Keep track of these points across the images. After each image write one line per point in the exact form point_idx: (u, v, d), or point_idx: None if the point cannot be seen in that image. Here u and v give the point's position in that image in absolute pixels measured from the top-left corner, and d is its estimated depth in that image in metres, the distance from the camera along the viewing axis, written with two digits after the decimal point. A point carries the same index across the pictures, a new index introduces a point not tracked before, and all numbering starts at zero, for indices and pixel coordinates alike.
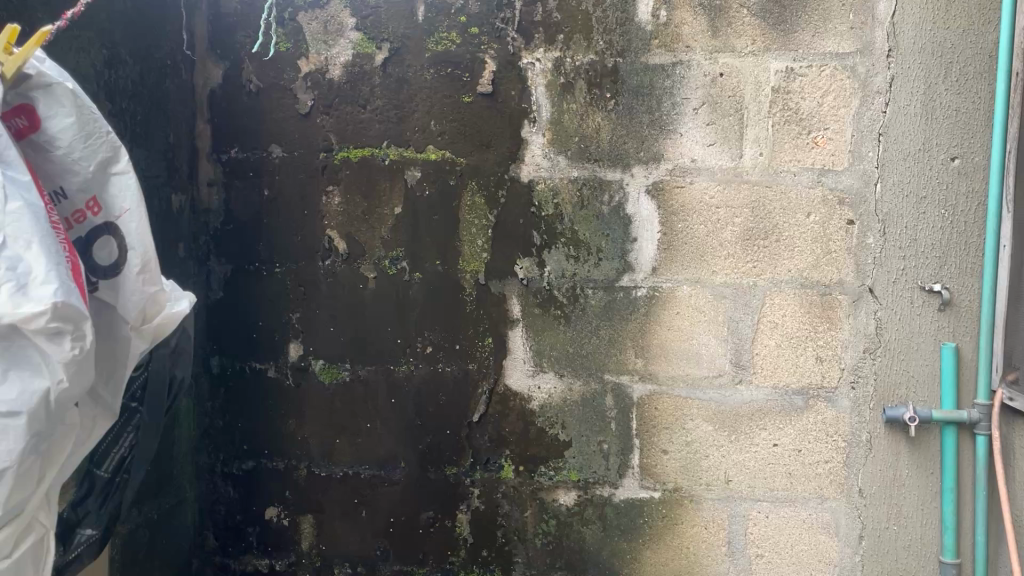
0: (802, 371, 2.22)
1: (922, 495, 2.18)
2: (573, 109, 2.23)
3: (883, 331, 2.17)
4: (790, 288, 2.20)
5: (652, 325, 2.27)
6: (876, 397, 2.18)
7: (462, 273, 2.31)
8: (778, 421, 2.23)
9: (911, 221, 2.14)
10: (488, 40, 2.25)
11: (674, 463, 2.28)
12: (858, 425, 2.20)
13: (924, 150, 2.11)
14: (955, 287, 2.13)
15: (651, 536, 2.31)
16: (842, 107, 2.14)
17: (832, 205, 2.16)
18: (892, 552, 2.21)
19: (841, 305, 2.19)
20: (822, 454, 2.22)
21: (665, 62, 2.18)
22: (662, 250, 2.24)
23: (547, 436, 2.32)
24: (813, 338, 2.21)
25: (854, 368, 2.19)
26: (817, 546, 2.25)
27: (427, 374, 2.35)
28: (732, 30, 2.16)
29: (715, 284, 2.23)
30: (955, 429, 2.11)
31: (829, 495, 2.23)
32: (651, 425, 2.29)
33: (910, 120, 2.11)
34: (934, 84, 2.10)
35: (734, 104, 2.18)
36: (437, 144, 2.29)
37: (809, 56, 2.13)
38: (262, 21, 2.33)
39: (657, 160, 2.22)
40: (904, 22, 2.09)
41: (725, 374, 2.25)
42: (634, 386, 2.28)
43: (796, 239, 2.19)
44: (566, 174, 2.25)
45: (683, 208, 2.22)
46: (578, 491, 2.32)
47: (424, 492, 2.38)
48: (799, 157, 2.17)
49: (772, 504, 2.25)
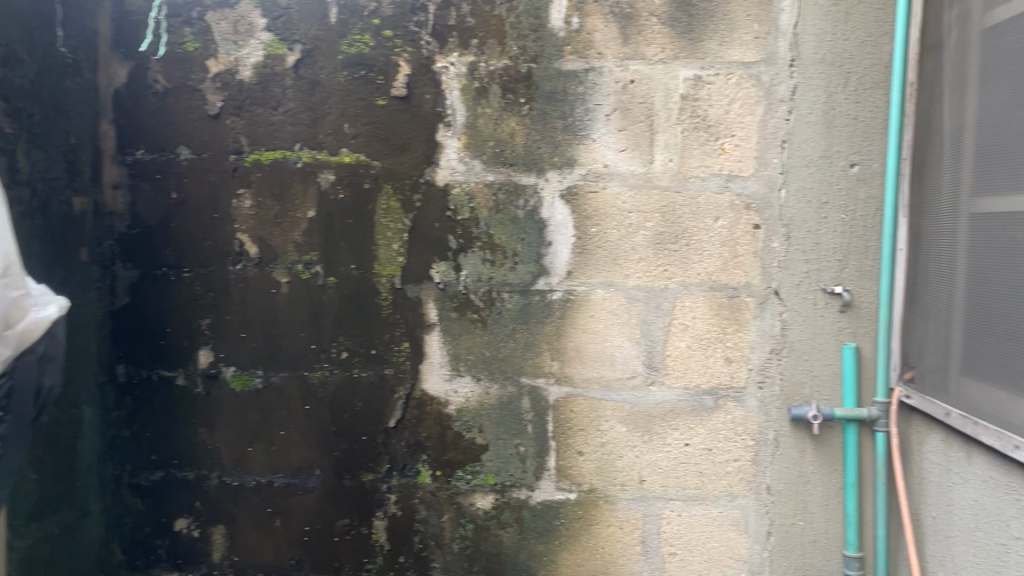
0: (712, 372, 2.27)
1: (826, 491, 2.25)
2: (488, 114, 2.24)
3: (789, 332, 2.24)
4: (699, 291, 2.25)
5: (567, 328, 2.29)
6: (782, 396, 2.25)
7: (377, 278, 2.29)
8: (690, 422, 2.28)
9: (813, 226, 2.21)
10: (402, 43, 2.24)
11: (590, 465, 2.31)
12: (765, 424, 2.26)
13: (825, 157, 2.19)
14: (855, 288, 2.21)
15: (568, 537, 2.33)
16: (748, 114, 2.21)
17: (739, 210, 2.23)
18: (799, 547, 2.27)
19: (748, 307, 2.25)
20: (731, 453, 2.28)
21: (577, 68, 2.21)
22: (577, 254, 2.27)
23: (464, 440, 2.32)
24: (723, 339, 2.27)
25: (761, 368, 2.26)
26: (727, 543, 2.30)
27: (342, 380, 2.32)
28: (642, 38, 2.20)
29: (628, 287, 2.26)
30: (856, 426, 2.20)
31: (738, 493, 2.28)
32: (567, 427, 2.31)
33: (811, 127, 2.19)
34: (834, 93, 2.17)
35: (645, 110, 2.22)
36: (350, 147, 2.27)
37: (716, 65, 2.19)
38: (151, 19, 2.29)
39: (570, 165, 2.25)
40: (806, 33, 2.17)
41: (638, 376, 2.29)
42: (550, 389, 2.30)
43: (705, 243, 2.24)
44: (481, 178, 2.26)
45: (596, 213, 2.25)
46: (495, 495, 2.32)
47: (340, 499, 2.35)
48: (707, 163, 2.23)
49: (684, 502, 2.30)
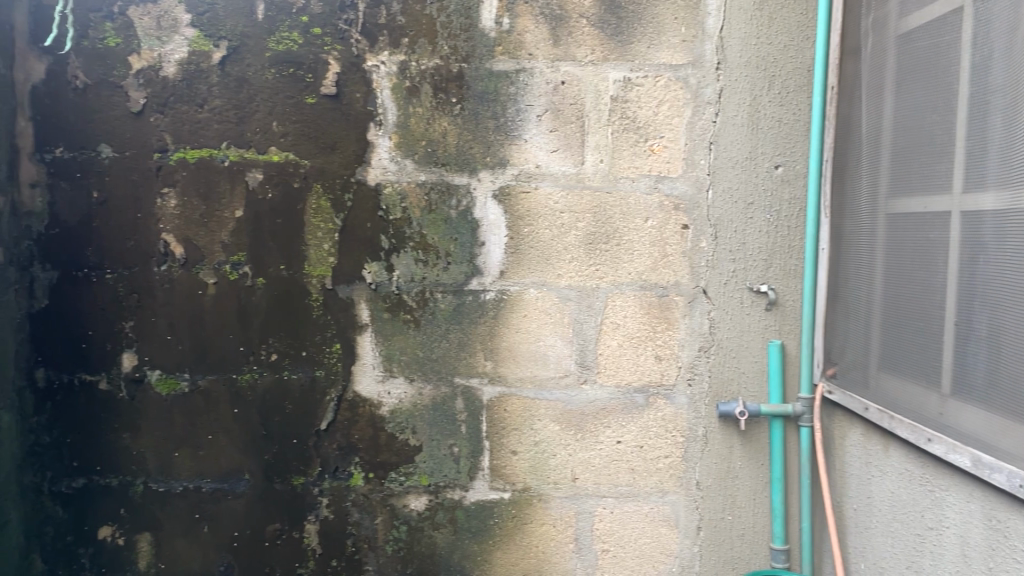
0: (643, 370, 2.30)
1: (754, 486, 2.30)
2: (420, 113, 2.24)
3: (716, 330, 2.28)
4: (630, 290, 2.28)
5: (501, 327, 2.29)
6: (710, 393, 2.30)
7: (307, 278, 2.27)
8: (621, 419, 2.31)
9: (740, 226, 2.26)
10: (332, 41, 2.22)
11: (523, 464, 2.32)
12: (694, 421, 2.30)
13: (751, 158, 2.24)
14: (780, 287, 2.27)
15: (502, 537, 2.33)
16: (676, 116, 2.24)
17: (668, 210, 2.26)
18: (728, 541, 2.32)
19: (678, 306, 2.29)
20: (662, 450, 2.31)
21: (509, 69, 2.22)
22: (510, 254, 2.27)
23: (397, 442, 2.31)
24: (653, 338, 2.30)
25: (690, 365, 2.30)
26: (658, 539, 2.34)
27: (271, 382, 2.29)
28: (572, 39, 2.22)
29: (561, 287, 2.28)
30: (782, 421, 2.25)
31: (669, 489, 2.32)
32: (501, 427, 2.31)
33: (737, 130, 2.23)
34: (758, 96, 2.22)
35: (576, 112, 2.25)
36: (279, 145, 2.24)
37: (645, 67, 2.23)
38: (58, 13, 2.22)
39: (503, 165, 2.25)
40: (731, 37, 2.21)
41: (571, 375, 2.30)
42: (484, 388, 2.30)
43: (635, 243, 2.27)
44: (413, 178, 2.24)
45: (528, 213, 2.26)
46: (429, 496, 2.32)
47: (271, 504, 2.31)
48: (637, 164, 2.26)
49: (616, 499, 2.32)
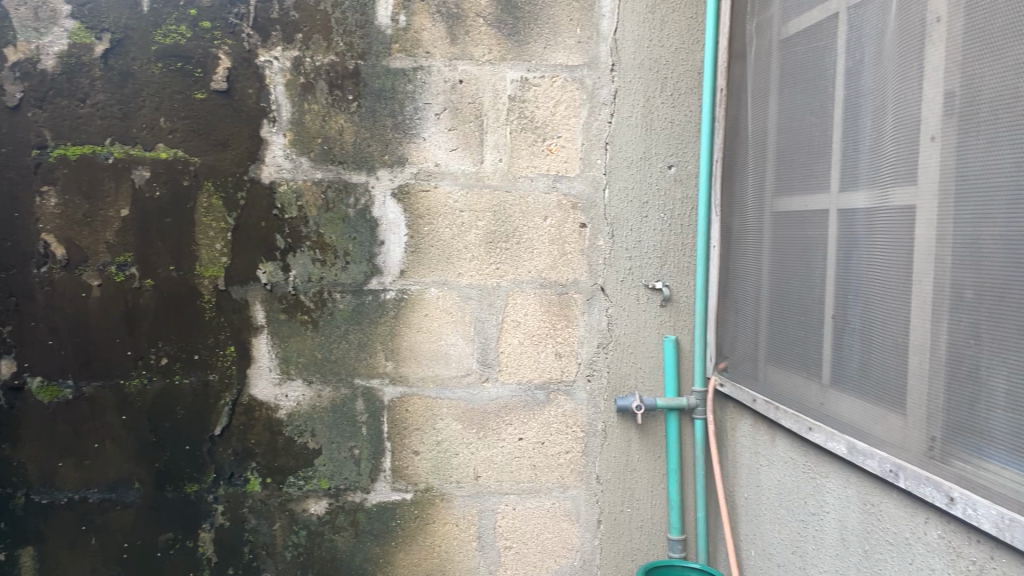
0: (543, 367, 2.33)
1: (651, 478, 2.37)
2: (315, 110, 2.20)
3: (614, 326, 2.34)
4: (530, 288, 2.30)
5: (401, 327, 2.27)
6: (608, 388, 2.35)
7: (199, 279, 2.20)
8: (523, 417, 2.33)
9: (635, 225, 2.32)
10: (222, 35, 2.17)
11: (425, 464, 2.31)
12: (594, 415, 2.34)
13: (645, 158, 2.31)
14: (674, 283, 2.35)
15: (405, 538, 2.32)
16: (572, 116, 2.28)
17: (567, 209, 2.29)
18: (627, 533, 2.37)
19: (577, 303, 2.32)
20: (563, 446, 2.34)
21: (406, 67, 2.21)
22: (410, 253, 2.26)
23: (295, 445, 2.26)
24: (553, 335, 2.33)
25: (589, 362, 2.34)
26: (560, 533, 2.37)
27: (162, 387, 2.21)
28: (469, 38, 2.23)
29: (461, 286, 2.28)
30: (677, 414, 2.32)
31: (570, 484, 2.35)
32: (402, 428, 2.29)
33: (632, 130, 2.29)
34: (652, 97, 2.29)
35: (474, 111, 2.25)
36: (167, 142, 2.17)
37: (541, 67, 2.25)
38: None
39: (402, 164, 2.24)
40: (625, 39, 2.26)
41: (473, 373, 2.30)
42: (385, 389, 2.28)
43: (535, 241, 2.30)
44: (308, 176, 2.21)
45: (427, 212, 2.25)
46: (329, 499, 2.29)
47: (163, 513, 2.23)
48: (535, 163, 2.28)
49: (519, 496, 2.34)
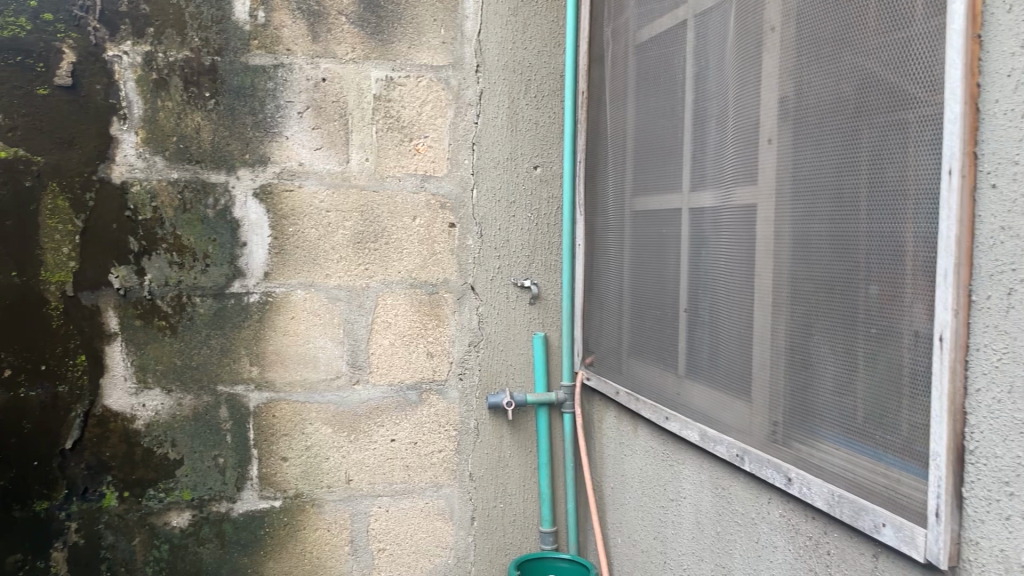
0: (414, 367, 2.32)
1: (523, 473, 2.41)
2: (169, 107, 2.12)
3: (484, 325, 2.36)
4: (400, 288, 2.29)
5: (266, 331, 2.22)
6: (480, 386, 2.37)
7: (45, 285, 2.08)
8: (394, 418, 2.31)
9: (503, 224, 2.36)
10: (66, 28, 2.06)
11: (294, 470, 2.26)
12: (465, 414, 2.36)
13: (511, 159, 2.35)
14: (542, 281, 2.41)
15: (273, 546, 2.26)
16: (439, 116, 2.29)
17: (435, 209, 2.30)
18: (500, 528, 2.41)
19: (447, 303, 2.33)
20: (435, 445, 2.35)
21: (266, 64, 2.16)
22: (274, 254, 2.21)
23: (155, 456, 2.18)
24: (424, 334, 2.33)
25: (460, 360, 2.35)
26: (434, 532, 2.37)
27: (5, 401, 2.07)
28: (331, 37, 2.20)
29: (329, 287, 2.24)
30: (547, 408, 2.38)
31: (443, 483, 2.36)
32: (269, 434, 2.24)
33: (498, 131, 2.33)
34: (516, 99, 2.34)
35: (338, 109, 2.22)
36: (6, 141, 2.04)
37: (406, 67, 2.25)
38: None
39: (263, 163, 2.18)
40: (488, 41, 2.30)
41: (342, 376, 2.27)
42: (250, 395, 2.22)
43: (404, 241, 2.29)
44: (164, 176, 2.13)
45: (292, 212, 2.21)
46: (193, 511, 2.21)
47: (9, 534, 2.10)
48: (402, 163, 2.27)
49: (392, 497, 2.33)
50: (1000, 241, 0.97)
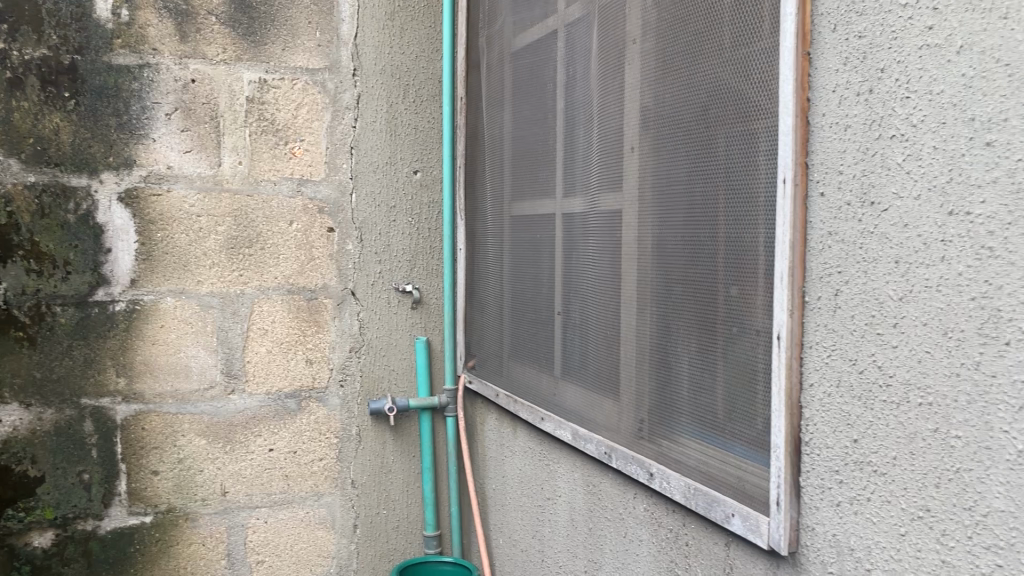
0: (293, 375, 2.28)
1: (406, 478, 2.41)
2: (25, 108, 2.02)
3: (365, 330, 2.34)
4: (277, 295, 2.25)
5: (134, 341, 2.13)
6: (361, 392, 2.35)
7: None
8: (272, 427, 2.27)
9: (383, 229, 2.35)
10: None
11: (166, 484, 2.18)
12: (347, 420, 2.34)
13: (390, 163, 2.35)
14: (423, 286, 2.42)
15: (144, 563, 2.18)
16: (315, 120, 2.26)
17: (313, 213, 2.27)
18: (384, 534, 2.40)
19: (327, 309, 2.30)
20: (316, 453, 2.31)
21: (130, 63, 2.09)
22: (141, 261, 2.13)
23: (12, 475, 2.06)
24: (302, 341, 2.29)
25: (341, 367, 2.32)
26: (315, 542, 2.33)
27: None
28: (201, 37, 2.15)
29: (201, 294, 2.18)
30: (429, 413, 2.39)
31: (325, 491, 2.33)
32: (138, 447, 2.15)
33: (377, 135, 2.32)
34: (395, 103, 2.34)
35: (209, 111, 2.16)
36: None
37: (280, 69, 2.22)
38: None
39: (129, 167, 2.11)
40: (365, 45, 2.29)
41: (216, 386, 2.21)
42: (117, 407, 2.13)
43: (280, 246, 2.25)
44: (19, 180, 2.02)
45: (160, 217, 2.14)
46: (56, 531, 2.10)
47: None
48: (278, 166, 2.23)
49: (270, 508, 2.28)
50: (827, 246, 1.05)
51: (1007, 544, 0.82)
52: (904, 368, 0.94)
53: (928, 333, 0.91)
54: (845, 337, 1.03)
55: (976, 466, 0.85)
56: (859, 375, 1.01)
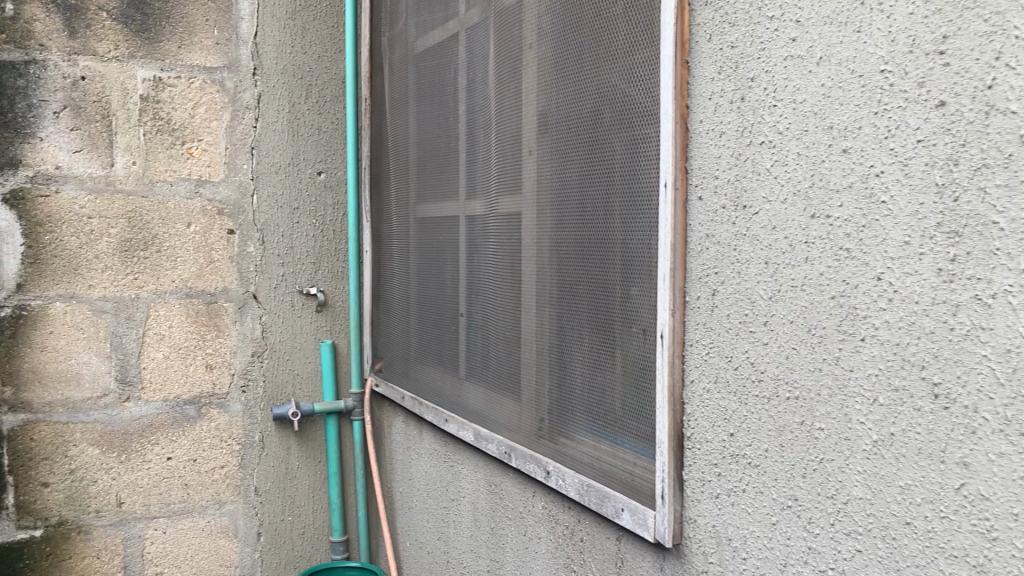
0: (192, 381, 2.22)
1: (312, 483, 2.39)
2: None
3: (268, 334, 2.30)
4: (174, 299, 2.19)
5: (21, 348, 2.04)
6: (264, 397, 2.31)
7: None
8: (171, 435, 2.20)
9: (286, 231, 2.32)
10: None
11: (57, 496, 2.10)
12: (249, 426, 2.29)
13: (293, 164, 2.32)
14: (328, 288, 2.39)
15: None
16: (214, 119, 2.21)
17: (212, 215, 2.22)
18: (289, 541, 2.37)
19: (227, 312, 2.25)
20: (217, 461, 2.26)
21: (15, 59, 2.01)
22: (28, 264, 2.04)
23: None
24: (202, 346, 2.23)
25: (243, 372, 2.28)
26: (216, 551, 2.28)
27: None
28: (91, 33, 2.08)
29: (93, 299, 2.11)
30: (335, 416, 2.37)
31: (226, 499, 2.28)
32: (25, 459, 2.06)
33: (278, 135, 2.29)
34: (297, 103, 2.31)
35: (100, 110, 2.09)
36: None
37: (177, 67, 2.16)
38: None
39: (14, 166, 2.02)
40: (266, 44, 2.25)
41: (110, 393, 2.14)
42: (3, 418, 2.03)
43: (178, 249, 2.19)
44: None
45: (49, 219, 2.05)
46: None
47: None
48: (174, 167, 2.17)
49: (169, 518, 2.22)
50: (705, 247, 1.11)
51: (865, 530, 0.87)
52: (774, 364, 0.99)
53: (794, 330, 0.96)
54: (723, 335, 1.08)
55: (838, 456, 0.91)
56: (734, 371, 1.06)
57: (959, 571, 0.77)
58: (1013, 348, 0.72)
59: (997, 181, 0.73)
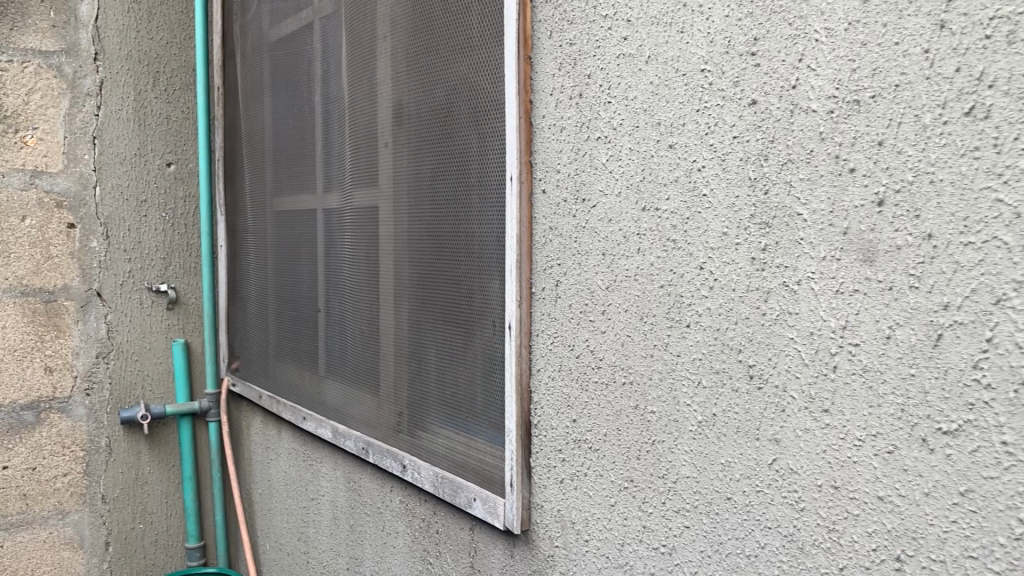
0: (30, 385, 2.08)
1: (165, 488, 2.29)
2: None
3: (114, 334, 2.19)
4: (8, 297, 2.04)
5: None
6: (111, 400, 2.19)
7: None
8: (6, 442, 2.06)
9: (133, 224, 2.21)
10: None
11: None
12: (95, 431, 2.17)
13: (140, 155, 2.21)
14: (180, 285, 2.30)
15: None
16: (51, 106, 2.08)
17: (50, 208, 2.08)
18: (141, 550, 2.26)
19: (68, 312, 2.12)
20: (59, 468, 2.13)
21: None
22: None
23: None
24: (40, 348, 2.09)
25: (87, 374, 2.15)
26: (60, 564, 2.15)
27: None
28: None
29: None
30: (189, 418, 2.28)
31: (71, 509, 2.15)
32: None
33: (123, 125, 2.18)
34: (144, 91, 2.21)
35: None
36: None
37: (8, 50, 2.02)
38: None
39: None
40: (108, 28, 2.14)
41: None
42: None
43: (11, 244, 2.04)
44: None
45: None
46: None
47: None
48: (6, 157, 2.03)
49: (6, 531, 2.07)
50: (549, 240, 1.13)
51: (693, 507, 0.93)
52: (612, 351, 1.04)
53: (629, 318, 1.01)
54: (565, 324, 1.11)
55: (668, 437, 0.96)
56: (576, 358, 1.10)
57: (772, 540, 0.83)
58: (815, 331, 0.78)
59: (800, 175, 0.79)
